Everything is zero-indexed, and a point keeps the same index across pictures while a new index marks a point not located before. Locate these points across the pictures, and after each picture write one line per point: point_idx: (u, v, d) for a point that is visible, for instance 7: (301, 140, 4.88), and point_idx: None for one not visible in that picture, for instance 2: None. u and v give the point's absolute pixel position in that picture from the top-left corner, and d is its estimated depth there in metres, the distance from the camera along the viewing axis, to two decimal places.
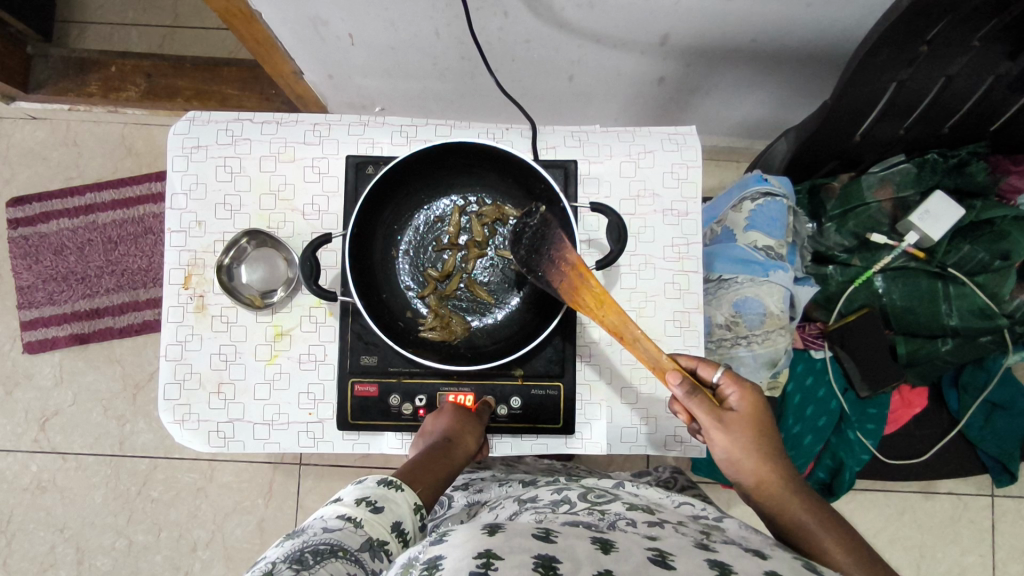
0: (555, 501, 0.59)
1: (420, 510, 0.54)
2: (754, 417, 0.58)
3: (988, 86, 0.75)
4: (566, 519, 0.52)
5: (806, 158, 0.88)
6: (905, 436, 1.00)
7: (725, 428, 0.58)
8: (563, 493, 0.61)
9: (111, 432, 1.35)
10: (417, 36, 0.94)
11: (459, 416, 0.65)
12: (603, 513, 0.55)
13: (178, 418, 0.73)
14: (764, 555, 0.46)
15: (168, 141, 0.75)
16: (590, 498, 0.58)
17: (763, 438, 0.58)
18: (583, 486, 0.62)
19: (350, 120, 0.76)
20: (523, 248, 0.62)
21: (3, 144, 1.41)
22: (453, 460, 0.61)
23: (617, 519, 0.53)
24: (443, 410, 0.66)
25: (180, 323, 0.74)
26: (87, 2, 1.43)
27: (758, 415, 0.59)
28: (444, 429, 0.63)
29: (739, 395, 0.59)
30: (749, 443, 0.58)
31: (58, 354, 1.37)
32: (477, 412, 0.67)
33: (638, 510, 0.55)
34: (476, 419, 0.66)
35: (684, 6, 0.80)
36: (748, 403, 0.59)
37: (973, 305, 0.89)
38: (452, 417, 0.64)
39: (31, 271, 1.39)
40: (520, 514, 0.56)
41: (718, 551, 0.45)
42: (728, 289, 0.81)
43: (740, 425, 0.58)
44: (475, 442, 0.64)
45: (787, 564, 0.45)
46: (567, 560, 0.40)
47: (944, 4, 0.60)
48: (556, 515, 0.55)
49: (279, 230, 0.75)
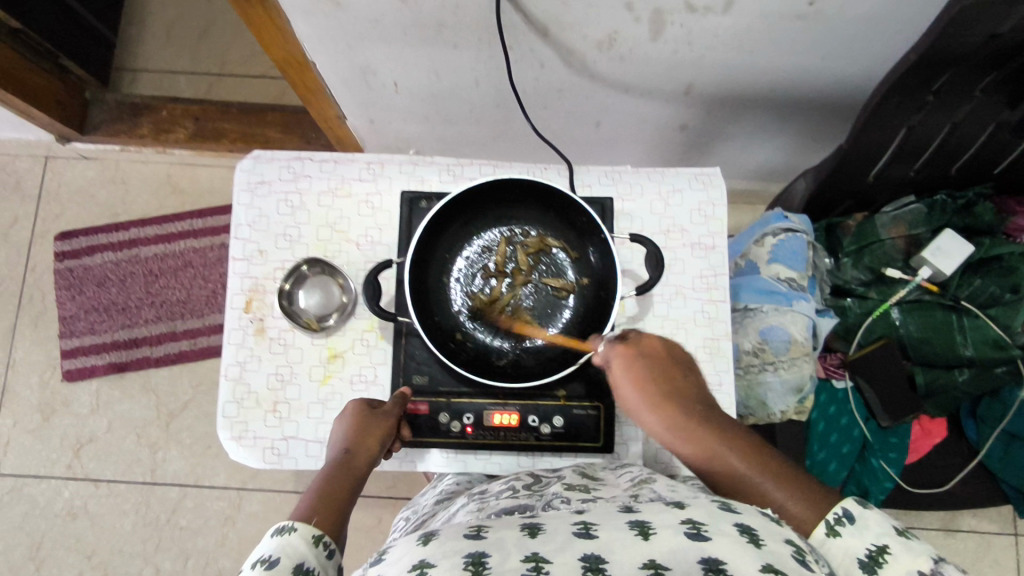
0: (501, 489, 0.67)
1: (321, 540, 0.57)
2: (646, 370, 0.64)
3: (990, 132, 0.81)
4: (504, 505, 0.62)
5: (825, 197, 0.94)
6: (927, 467, 1.02)
7: (626, 388, 0.65)
8: (509, 483, 0.69)
9: (144, 459, 1.38)
10: (458, 86, 1.02)
11: (356, 421, 0.68)
12: (542, 495, 0.63)
13: (235, 435, 0.77)
14: (683, 504, 0.49)
15: (235, 177, 0.81)
16: (533, 485, 0.67)
17: (660, 383, 0.64)
18: (531, 476, 0.71)
19: (401, 159, 0.83)
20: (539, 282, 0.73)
21: (56, 182, 1.49)
22: (354, 471, 0.65)
23: (552, 498, 0.61)
24: (343, 416, 0.69)
25: (241, 345, 0.78)
26: (141, 52, 1.53)
27: (643, 371, 0.64)
28: (341, 442, 0.66)
29: (626, 353, 0.65)
30: (648, 396, 0.63)
31: (96, 383, 1.42)
32: (380, 408, 0.69)
33: (574, 489, 0.62)
34: (377, 418, 0.68)
35: (708, 58, 0.87)
36: (639, 356, 0.65)
37: (986, 336, 0.92)
38: (350, 426, 0.67)
39: (74, 302, 1.45)
40: (466, 505, 0.66)
41: (640, 511, 0.49)
42: (755, 318, 0.85)
43: (636, 383, 0.64)
44: (379, 443, 0.67)
45: (704, 508, 0.49)
46: (495, 553, 0.44)
47: (949, 56, 0.67)
48: (496, 501, 0.64)
49: (335, 259, 0.81)
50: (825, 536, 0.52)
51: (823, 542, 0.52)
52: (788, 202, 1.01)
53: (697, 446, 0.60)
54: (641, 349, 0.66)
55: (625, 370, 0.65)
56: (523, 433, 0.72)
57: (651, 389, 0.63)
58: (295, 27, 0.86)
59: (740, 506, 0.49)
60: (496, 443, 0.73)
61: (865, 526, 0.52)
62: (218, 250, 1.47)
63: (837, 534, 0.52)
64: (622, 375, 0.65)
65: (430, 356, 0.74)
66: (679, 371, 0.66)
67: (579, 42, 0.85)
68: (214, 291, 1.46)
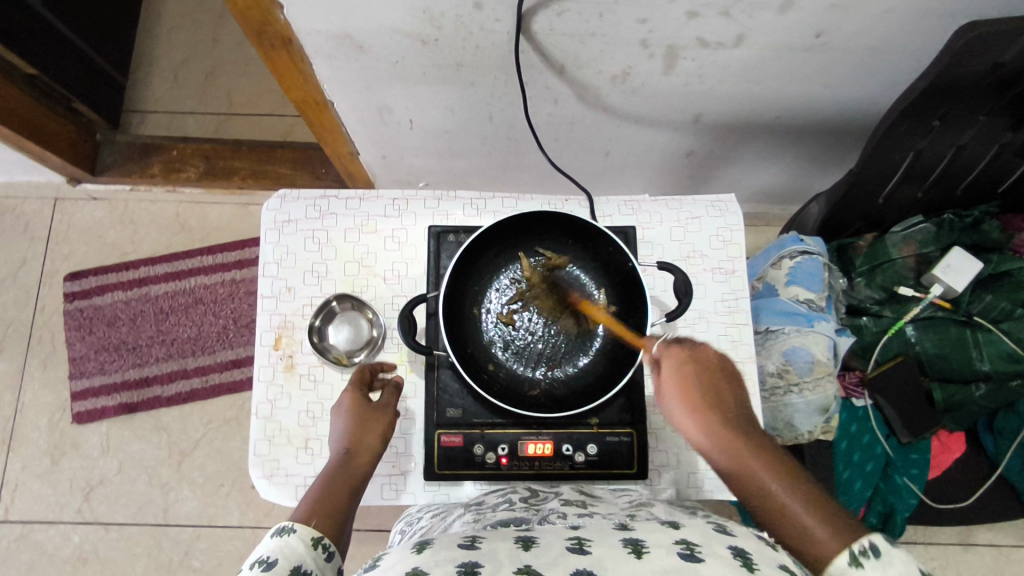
0: (498, 502, 0.68)
1: (320, 544, 0.55)
2: (695, 380, 0.62)
3: (994, 154, 0.85)
4: (501, 517, 0.63)
5: (837, 219, 0.97)
6: (949, 483, 1.05)
7: (670, 388, 0.62)
8: (506, 496, 0.70)
9: (155, 500, 1.36)
10: (471, 120, 1.04)
11: (354, 418, 0.68)
12: (538, 509, 0.65)
13: (267, 473, 0.76)
14: (678, 525, 0.51)
15: (262, 217, 0.83)
16: (530, 499, 0.68)
17: (708, 393, 0.61)
18: (527, 489, 0.72)
19: (425, 195, 0.85)
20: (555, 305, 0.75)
21: (65, 223, 1.50)
22: (355, 469, 0.65)
23: (549, 514, 0.63)
24: (338, 411, 0.70)
25: (271, 382, 0.79)
26: (150, 93, 1.56)
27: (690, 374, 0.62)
28: (341, 441, 0.67)
29: (681, 360, 0.63)
30: (692, 402, 0.60)
31: (106, 424, 1.40)
32: (377, 402, 0.71)
33: (570, 505, 0.65)
34: (374, 415, 0.69)
35: (717, 89, 0.91)
36: (691, 365, 0.63)
37: (1001, 350, 0.95)
38: (348, 423, 0.68)
39: (84, 342, 1.44)
40: (462, 517, 0.66)
41: (635, 529, 0.51)
42: (776, 340, 0.89)
43: (682, 389, 0.61)
44: (378, 439, 0.68)
45: (698, 531, 0.50)
46: (488, 564, 0.45)
47: (954, 83, 0.70)
48: (493, 513, 0.65)
49: (362, 293, 0.82)
50: (847, 565, 0.48)
51: (844, 571, 0.48)
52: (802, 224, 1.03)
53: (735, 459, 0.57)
54: (694, 358, 0.63)
55: (674, 375, 0.62)
56: (558, 463, 0.73)
57: (698, 397, 0.60)
58: (317, 70, 0.88)
59: (737, 530, 0.50)
60: (532, 474, 0.73)
61: (890, 561, 0.46)
62: (228, 286, 1.47)
63: (860, 565, 0.47)
64: (669, 380, 0.62)
65: (463, 388, 0.75)
66: (727, 386, 0.63)
67: (594, 77, 0.88)
68: (225, 327, 1.45)
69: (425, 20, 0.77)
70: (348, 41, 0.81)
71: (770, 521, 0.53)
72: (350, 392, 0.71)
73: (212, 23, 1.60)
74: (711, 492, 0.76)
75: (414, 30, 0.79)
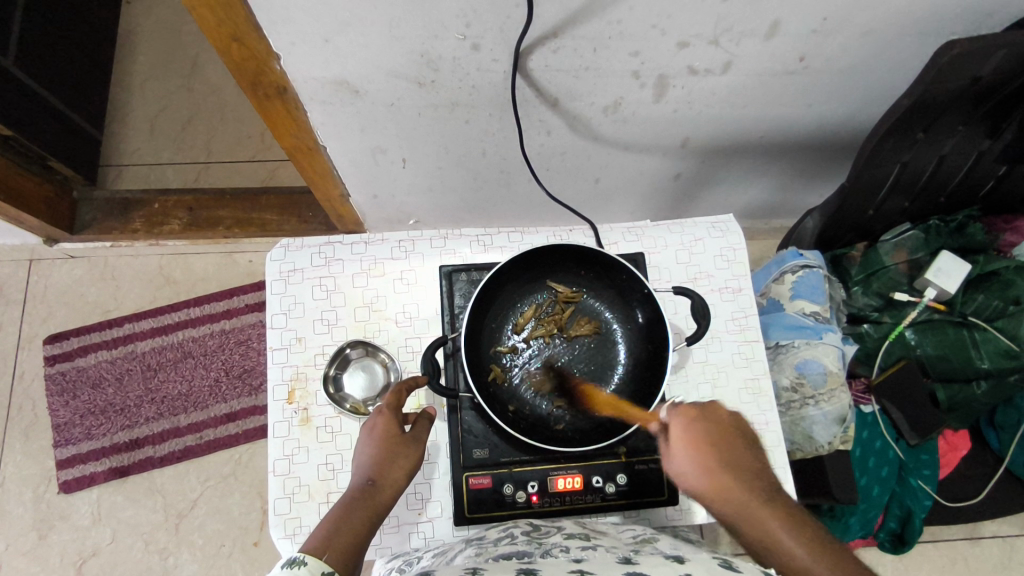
0: (500, 536, 0.66)
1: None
2: (704, 439, 0.61)
3: (972, 162, 0.89)
4: (504, 550, 0.60)
5: (831, 232, 1.02)
6: (957, 478, 1.12)
7: (680, 445, 0.61)
8: (509, 531, 0.68)
9: (153, 568, 1.29)
10: (465, 156, 1.00)
11: (384, 446, 0.65)
12: (541, 543, 0.62)
13: (288, 533, 0.74)
14: (683, 560, 0.51)
15: (266, 268, 0.82)
16: (532, 533, 0.66)
17: (719, 448, 0.60)
18: (529, 523, 0.69)
19: (431, 235, 0.85)
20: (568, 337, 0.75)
21: (42, 283, 1.45)
22: (377, 505, 0.62)
23: (552, 547, 0.60)
24: (370, 434, 0.66)
25: (287, 437, 0.77)
26: (126, 147, 1.53)
27: (698, 431, 0.61)
28: (366, 470, 0.63)
29: (689, 419, 0.62)
30: (704, 461, 0.59)
31: (96, 491, 1.34)
32: (411, 433, 0.67)
33: (574, 538, 0.62)
34: (404, 446, 0.66)
35: (707, 115, 0.93)
36: (700, 423, 0.62)
37: (998, 348, 0.99)
38: (377, 451, 0.65)
39: (69, 407, 1.38)
40: (463, 551, 0.63)
41: (639, 563, 0.51)
42: (788, 354, 0.94)
43: (695, 449, 0.60)
44: (404, 473, 0.65)
45: (702, 564, 0.51)
46: None
47: (934, 99, 0.74)
48: (496, 547, 0.62)
49: (375, 338, 0.81)
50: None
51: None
52: (799, 242, 1.09)
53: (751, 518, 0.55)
54: (705, 417, 0.62)
55: (683, 436, 0.61)
56: (589, 496, 0.73)
57: (709, 457, 0.59)
58: (311, 116, 0.85)
59: (740, 564, 0.50)
60: (564, 510, 0.72)
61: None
62: (218, 337, 1.43)
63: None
64: (679, 440, 0.61)
65: (488, 428, 0.74)
66: (741, 445, 0.61)
67: (587, 109, 0.88)
68: (217, 380, 1.41)
69: (422, 63, 0.76)
70: (344, 87, 0.79)
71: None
72: (384, 414, 0.67)
73: (185, 74, 1.59)
74: None
75: (411, 73, 0.78)
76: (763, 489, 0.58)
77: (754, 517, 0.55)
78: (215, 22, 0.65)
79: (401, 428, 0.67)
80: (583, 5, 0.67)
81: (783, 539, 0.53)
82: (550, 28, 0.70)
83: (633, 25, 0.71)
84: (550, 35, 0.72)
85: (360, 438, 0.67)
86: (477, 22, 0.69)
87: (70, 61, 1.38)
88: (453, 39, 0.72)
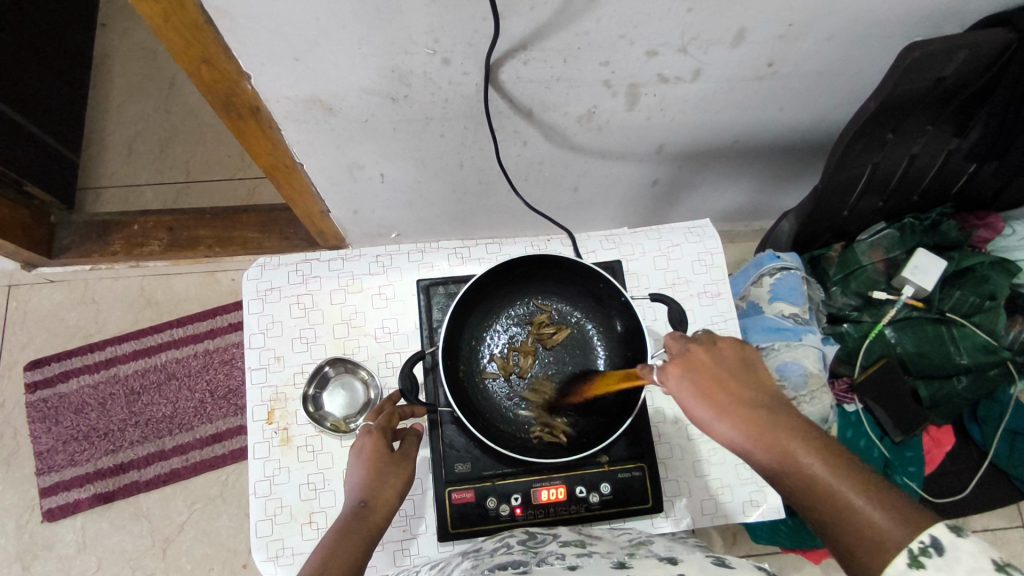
0: (496, 547, 0.63)
1: None
2: (708, 386, 0.56)
3: (943, 160, 0.91)
4: (499, 561, 0.58)
5: (807, 234, 1.04)
6: (944, 475, 1.15)
7: (691, 397, 0.57)
8: (505, 540, 0.65)
9: None
10: (442, 168, 0.99)
11: (374, 467, 0.64)
12: (536, 551, 0.60)
13: (271, 556, 0.73)
14: (676, 560, 0.51)
15: (243, 287, 0.81)
16: (529, 542, 0.63)
17: (725, 388, 0.56)
18: (526, 532, 0.67)
19: (409, 248, 0.85)
20: (546, 347, 0.76)
21: (22, 308, 1.43)
22: (370, 527, 0.59)
23: (548, 555, 0.58)
24: (359, 457, 0.65)
25: (267, 458, 0.76)
26: (102, 170, 1.52)
27: (707, 372, 0.57)
28: (358, 492, 0.62)
29: (687, 369, 0.58)
30: (716, 404, 0.55)
31: (80, 518, 1.32)
32: (398, 452, 0.66)
33: (569, 544, 0.60)
34: (395, 465, 0.64)
35: (680, 121, 0.93)
36: (696, 363, 0.58)
37: (977, 343, 1.04)
38: (367, 472, 0.63)
39: (51, 434, 1.36)
40: (460, 563, 0.61)
41: (633, 566, 0.51)
42: (769, 357, 0.96)
43: (702, 392, 0.56)
44: (396, 492, 0.63)
45: (696, 564, 0.50)
46: None
47: (902, 100, 0.76)
48: (492, 558, 0.60)
49: (354, 355, 0.81)
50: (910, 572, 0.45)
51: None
52: (778, 244, 1.11)
53: (778, 453, 0.53)
54: (697, 360, 0.58)
55: (687, 385, 0.57)
56: (573, 506, 0.73)
57: (716, 398, 0.56)
58: (286, 134, 0.84)
59: (737, 562, 0.50)
60: (549, 521, 0.73)
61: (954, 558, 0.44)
62: (202, 358, 1.41)
63: (923, 566, 0.45)
64: (688, 392, 0.57)
65: (469, 442, 0.74)
66: (745, 374, 0.57)
67: (561, 119, 0.88)
68: (202, 401, 1.39)
69: (393, 78, 0.76)
70: (317, 105, 0.79)
71: (818, 513, 0.51)
72: (373, 433, 0.66)
73: (162, 94, 1.58)
74: (725, 517, 0.77)
75: (384, 89, 0.78)
76: (781, 406, 0.55)
77: (776, 452, 0.52)
78: (184, 43, 0.65)
79: (392, 448, 0.66)
80: (550, 18, 0.67)
81: (808, 464, 0.51)
82: (519, 40, 0.71)
83: (601, 35, 0.72)
84: (519, 48, 0.72)
85: (351, 455, 0.67)
86: (446, 37, 0.69)
87: (44, 85, 1.37)
88: (424, 54, 0.72)
